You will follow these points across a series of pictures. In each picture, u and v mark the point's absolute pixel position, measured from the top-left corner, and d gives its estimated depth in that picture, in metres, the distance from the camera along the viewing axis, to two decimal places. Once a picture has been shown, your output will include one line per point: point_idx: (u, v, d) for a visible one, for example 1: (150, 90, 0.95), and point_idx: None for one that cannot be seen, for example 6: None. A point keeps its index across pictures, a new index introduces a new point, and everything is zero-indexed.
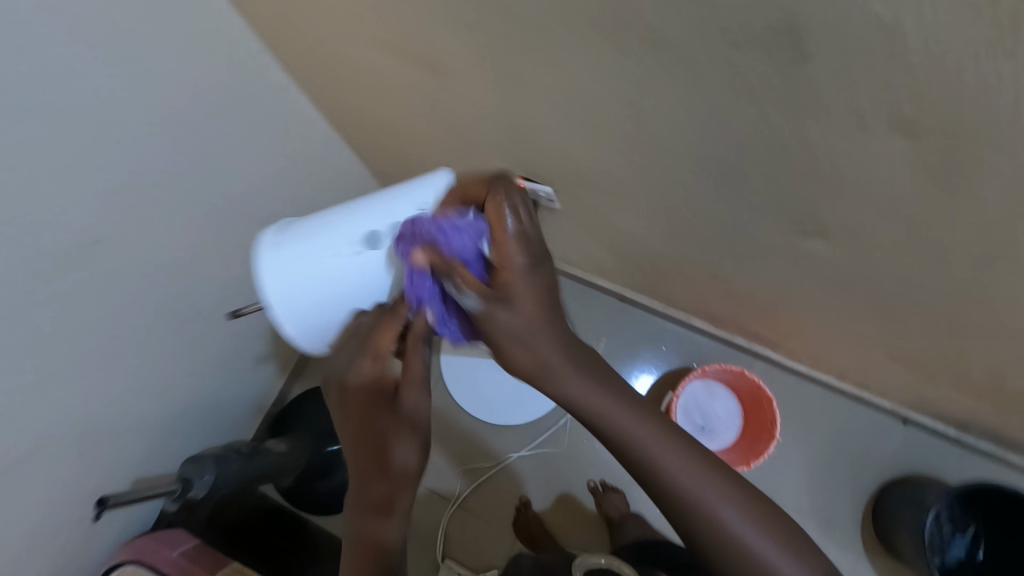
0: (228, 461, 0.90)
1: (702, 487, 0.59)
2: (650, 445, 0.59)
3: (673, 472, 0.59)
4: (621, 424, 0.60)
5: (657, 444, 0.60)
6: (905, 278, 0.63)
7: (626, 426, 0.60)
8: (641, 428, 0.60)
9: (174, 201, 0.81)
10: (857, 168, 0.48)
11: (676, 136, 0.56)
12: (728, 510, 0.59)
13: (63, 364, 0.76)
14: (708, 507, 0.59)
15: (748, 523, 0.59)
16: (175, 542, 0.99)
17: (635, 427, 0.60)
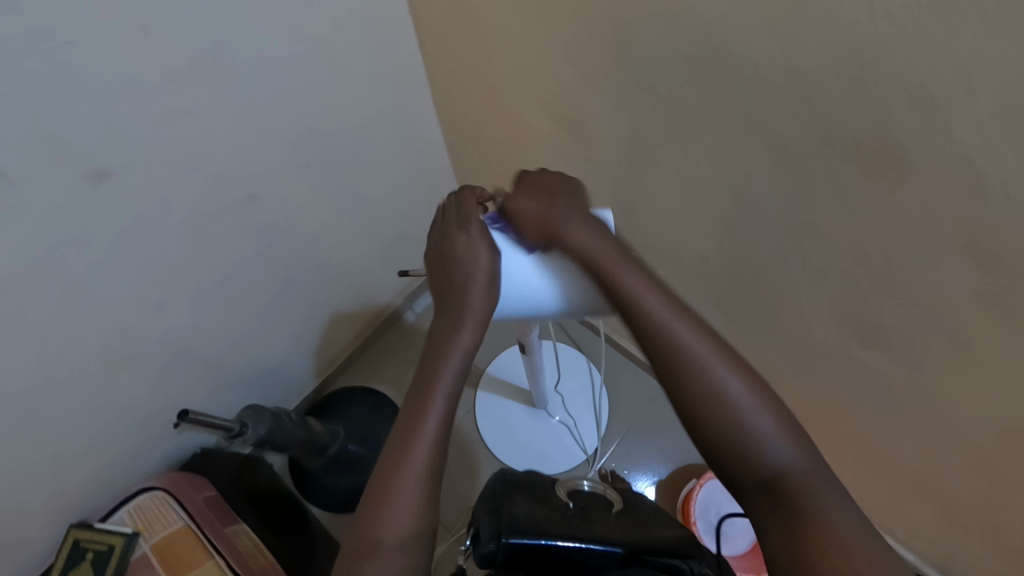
0: (283, 422, 0.95)
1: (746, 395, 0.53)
2: (699, 343, 0.55)
3: (716, 368, 0.54)
4: (668, 318, 0.56)
5: (707, 348, 0.55)
6: (952, 408, 0.67)
7: (667, 323, 0.55)
8: (686, 326, 0.55)
9: (319, 187, 0.95)
10: (926, 287, 0.55)
11: (768, 229, 0.65)
12: (765, 420, 0.52)
13: (190, 294, 0.86)
14: (741, 414, 0.52)
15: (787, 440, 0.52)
16: (199, 488, 1.03)
17: (684, 329, 0.55)
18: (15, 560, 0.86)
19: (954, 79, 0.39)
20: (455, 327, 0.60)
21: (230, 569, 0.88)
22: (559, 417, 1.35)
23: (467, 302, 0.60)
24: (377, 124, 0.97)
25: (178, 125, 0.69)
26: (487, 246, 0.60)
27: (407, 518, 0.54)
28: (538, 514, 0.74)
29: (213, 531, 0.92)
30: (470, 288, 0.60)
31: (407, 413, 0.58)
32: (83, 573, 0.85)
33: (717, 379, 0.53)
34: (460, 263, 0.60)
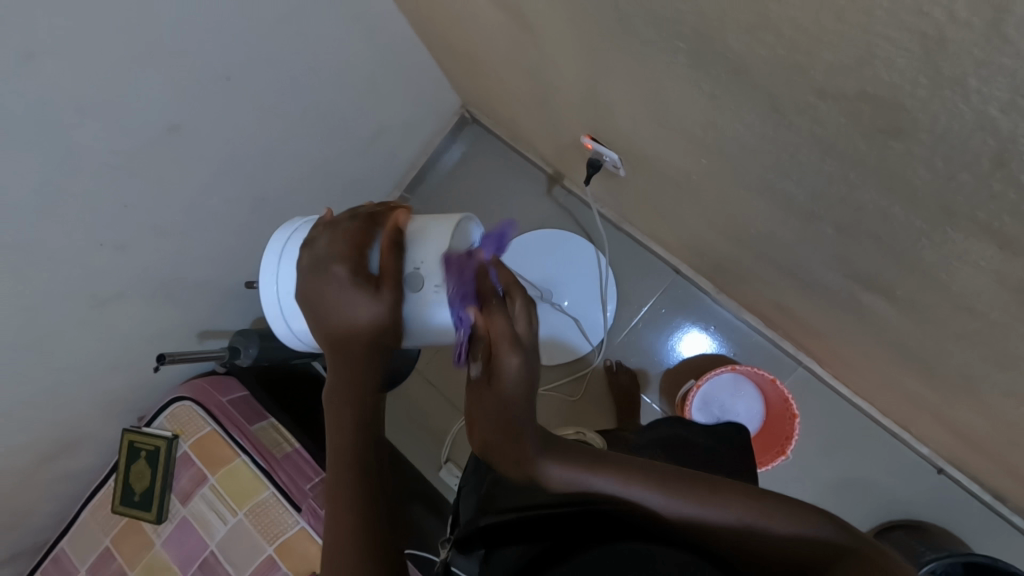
0: (276, 340, 1.01)
1: (693, 509, 0.47)
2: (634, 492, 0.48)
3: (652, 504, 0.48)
4: (623, 485, 0.48)
5: (654, 487, 0.48)
6: (967, 363, 0.56)
7: (631, 491, 0.48)
8: (650, 489, 0.48)
9: (241, 96, 0.88)
10: (937, 257, 0.41)
11: (748, 156, 0.50)
12: (736, 521, 0.46)
13: (151, 231, 0.87)
14: (732, 532, 0.46)
15: (788, 527, 0.45)
16: (229, 390, 1.14)
17: (652, 495, 0.48)
18: (93, 456, 1.05)
19: (977, 15, 0.22)
20: (344, 333, 0.56)
21: (254, 464, 1.03)
22: (569, 303, 1.22)
23: (348, 327, 0.56)
24: (293, 15, 0.86)
25: (40, 70, 0.64)
26: (355, 292, 0.56)
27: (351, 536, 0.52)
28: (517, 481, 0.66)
29: (237, 432, 1.06)
30: (359, 331, 0.56)
31: (340, 427, 0.57)
32: (142, 467, 1.03)
33: (668, 509, 0.47)
34: (338, 311, 0.56)
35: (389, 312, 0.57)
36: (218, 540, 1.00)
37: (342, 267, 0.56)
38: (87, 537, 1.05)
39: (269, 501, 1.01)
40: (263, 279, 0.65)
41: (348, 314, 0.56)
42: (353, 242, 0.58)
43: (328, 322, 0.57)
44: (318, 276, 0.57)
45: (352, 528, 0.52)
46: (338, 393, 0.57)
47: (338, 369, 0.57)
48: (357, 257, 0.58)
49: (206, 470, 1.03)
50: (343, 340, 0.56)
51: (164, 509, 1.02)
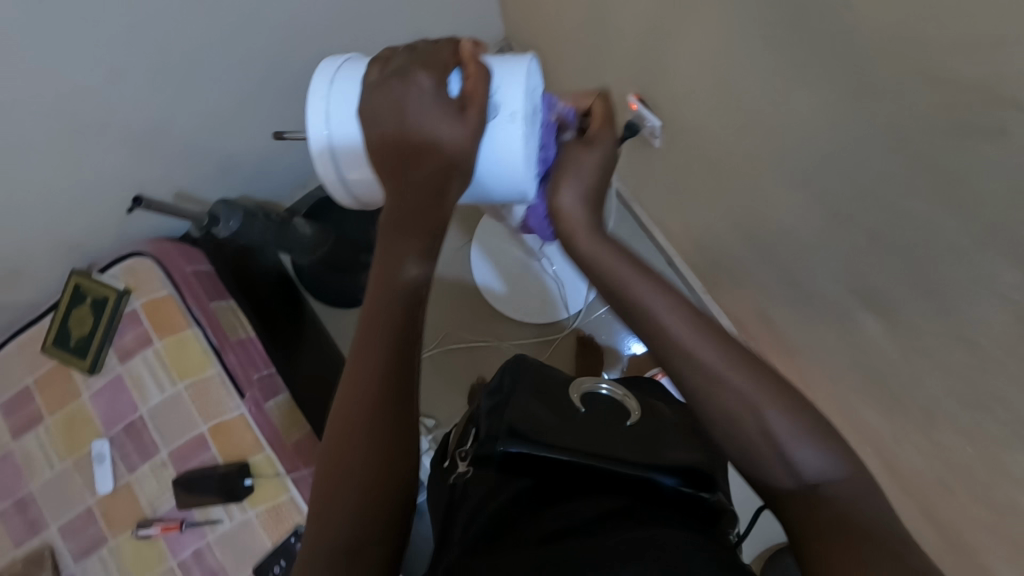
0: (256, 219, 0.97)
1: (786, 425, 0.45)
2: (741, 375, 0.47)
3: (757, 393, 0.46)
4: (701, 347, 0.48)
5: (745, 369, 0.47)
6: (937, 399, 0.58)
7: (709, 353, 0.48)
8: (730, 359, 0.48)
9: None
10: (966, 281, 0.42)
11: (806, 145, 0.49)
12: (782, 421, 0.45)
13: (153, 65, 0.80)
14: (777, 429, 0.45)
15: (821, 450, 0.45)
16: (196, 260, 1.08)
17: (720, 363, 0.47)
18: (34, 291, 0.98)
19: None
20: (400, 279, 0.48)
21: (205, 341, 0.99)
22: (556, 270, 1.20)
23: (415, 163, 0.46)
24: None
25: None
26: (449, 121, 0.45)
27: (347, 451, 0.46)
28: (547, 416, 0.59)
29: (195, 303, 1.01)
30: (426, 175, 0.46)
31: (372, 343, 0.47)
32: (85, 313, 0.97)
33: (739, 378, 0.47)
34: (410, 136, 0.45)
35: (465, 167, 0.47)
36: (150, 406, 0.96)
37: (425, 77, 0.45)
38: (10, 372, 0.99)
39: (213, 382, 0.97)
40: (313, 87, 0.53)
41: (408, 230, 0.48)
42: (439, 56, 0.46)
43: (393, 151, 0.46)
44: (395, 83, 0.46)
45: (363, 463, 0.45)
46: (375, 308, 0.48)
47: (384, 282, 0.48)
48: (439, 73, 0.46)
49: (153, 333, 0.98)
50: (409, 182, 0.46)
51: (100, 362, 0.97)
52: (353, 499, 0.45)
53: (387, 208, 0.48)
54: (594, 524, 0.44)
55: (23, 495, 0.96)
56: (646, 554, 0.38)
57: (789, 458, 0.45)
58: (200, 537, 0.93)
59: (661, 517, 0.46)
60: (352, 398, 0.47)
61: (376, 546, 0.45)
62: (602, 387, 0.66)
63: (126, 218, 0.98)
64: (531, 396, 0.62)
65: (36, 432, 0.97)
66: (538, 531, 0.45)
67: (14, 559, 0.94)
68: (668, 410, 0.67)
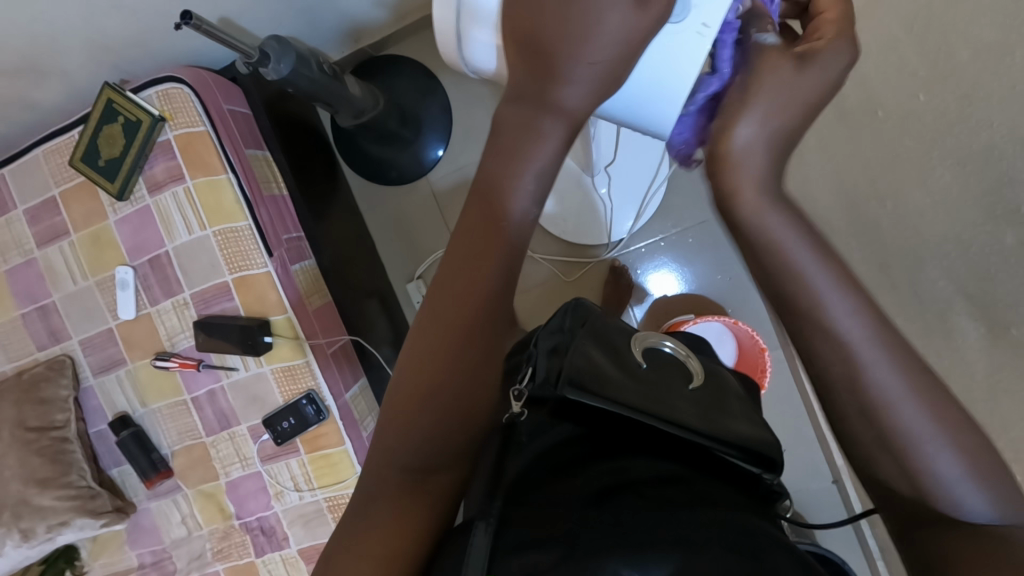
0: (308, 66, 0.88)
1: (930, 430, 0.39)
2: (891, 379, 0.40)
3: (900, 406, 0.40)
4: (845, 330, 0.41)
5: (899, 371, 0.40)
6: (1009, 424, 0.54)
7: (856, 339, 0.40)
8: (878, 349, 0.40)
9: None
10: None
11: None
12: (928, 441, 0.40)
13: None
14: (915, 435, 0.40)
15: (969, 468, 0.39)
16: (233, 99, 1.00)
17: (893, 379, 0.40)
18: (62, 96, 0.90)
19: None
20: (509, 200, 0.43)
21: (238, 190, 0.94)
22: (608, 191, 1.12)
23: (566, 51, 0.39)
24: None
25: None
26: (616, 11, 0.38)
27: (428, 378, 0.42)
28: (608, 367, 0.51)
29: (231, 147, 0.95)
30: (573, 67, 0.40)
31: (471, 267, 0.43)
32: (115, 132, 0.90)
33: (879, 380, 0.40)
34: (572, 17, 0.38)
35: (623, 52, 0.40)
36: (177, 244, 0.93)
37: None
38: (34, 177, 0.95)
39: (243, 233, 0.94)
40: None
41: (536, 118, 0.42)
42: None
43: (536, 37, 0.40)
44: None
45: (448, 393, 0.41)
46: (476, 231, 0.43)
47: (493, 198, 0.43)
48: None
49: (185, 170, 0.92)
50: (551, 60, 0.40)
51: (129, 189, 0.93)
52: (427, 426, 0.41)
53: (512, 98, 0.43)
54: (657, 485, 0.40)
55: (46, 302, 0.97)
56: (716, 539, 0.34)
57: (928, 472, 0.40)
58: (215, 380, 0.95)
59: (737, 500, 0.41)
60: (442, 319, 0.42)
61: (444, 479, 0.42)
62: (666, 344, 0.57)
63: (163, 36, 0.88)
64: (590, 336, 0.57)
65: (60, 245, 0.95)
66: (594, 483, 0.41)
67: (38, 360, 0.97)
68: (728, 375, 0.62)
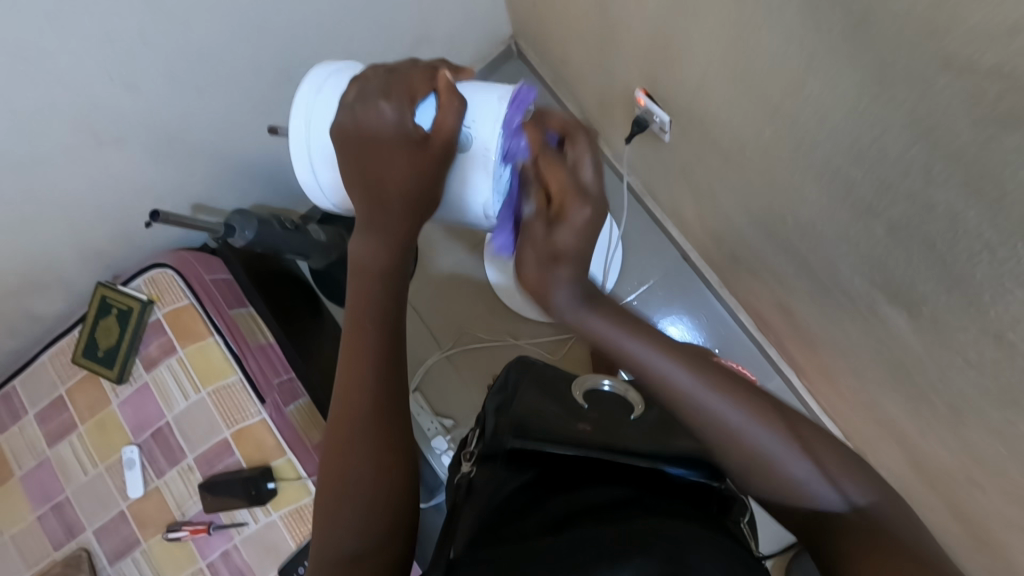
0: (271, 225, 0.99)
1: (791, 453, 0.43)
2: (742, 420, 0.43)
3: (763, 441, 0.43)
4: (700, 388, 0.44)
5: (732, 402, 0.43)
6: (965, 394, 0.55)
7: (717, 406, 0.43)
8: (731, 403, 0.43)
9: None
10: (991, 277, 0.40)
11: (821, 137, 0.47)
12: (806, 466, 0.43)
13: (164, 75, 0.79)
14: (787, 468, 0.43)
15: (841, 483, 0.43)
16: (214, 269, 1.10)
17: (760, 427, 0.43)
18: (62, 303, 1.01)
19: None
20: (382, 272, 0.50)
21: (226, 347, 1.01)
22: None
23: (384, 190, 0.47)
24: None
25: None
26: (407, 158, 0.46)
27: (352, 463, 0.49)
28: (551, 411, 0.61)
29: (215, 312, 1.03)
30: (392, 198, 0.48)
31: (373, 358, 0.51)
32: (111, 324, 1.00)
33: (739, 425, 0.43)
34: (376, 167, 0.47)
35: (426, 179, 0.48)
36: (175, 413, 0.98)
37: (388, 107, 0.45)
38: (43, 381, 1.03)
39: (235, 387, 0.99)
40: (294, 108, 0.54)
41: (381, 235, 0.49)
42: (407, 86, 0.46)
43: (359, 189, 0.48)
44: (357, 112, 0.46)
45: (367, 472, 0.49)
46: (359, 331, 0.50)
47: (365, 309, 0.51)
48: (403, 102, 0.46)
49: (175, 342, 1.00)
50: (373, 196, 0.48)
51: (126, 372, 1.00)
52: (363, 501, 0.48)
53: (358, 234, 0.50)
54: (595, 511, 0.44)
55: (60, 499, 1.00)
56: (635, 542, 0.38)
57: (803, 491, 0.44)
58: (227, 539, 0.95)
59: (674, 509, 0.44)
60: (357, 409, 0.49)
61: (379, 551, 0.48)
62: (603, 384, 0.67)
63: (144, 232, 1.00)
64: (531, 392, 0.66)
65: (69, 439, 1.01)
66: (546, 515, 0.45)
67: (55, 560, 0.98)
68: None
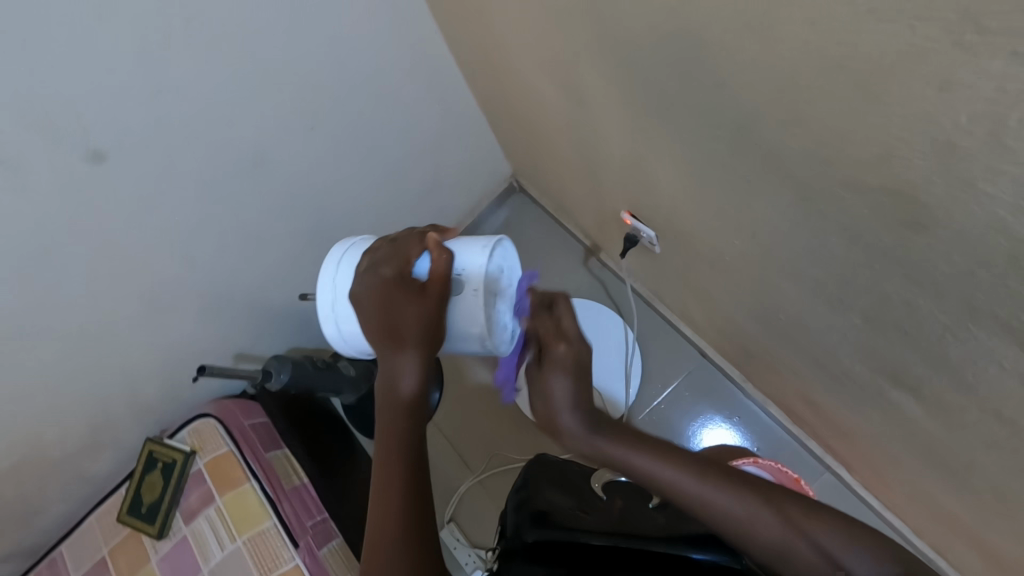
0: (305, 368, 1.07)
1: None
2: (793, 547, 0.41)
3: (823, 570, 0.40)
4: (735, 515, 0.43)
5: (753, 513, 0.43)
6: (1000, 475, 0.53)
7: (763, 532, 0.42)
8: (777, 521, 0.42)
9: (320, 140, 0.95)
10: (965, 356, 0.41)
11: (777, 242, 0.53)
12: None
13: (212, 248, 0.92)
14: None
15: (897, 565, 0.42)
16: (252, 414, 1.16)
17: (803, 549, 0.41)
18: (112, 462, 1.07)
19: (980, 127, 0.25)
20: (398, 397, 0.55)
21: (261, 491, 1.03)
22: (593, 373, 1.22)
23: (394, 328, 0.54)
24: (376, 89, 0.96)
25: (167, 101, 0.74)
26: (409, 302, 0.54)
27: None
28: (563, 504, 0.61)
29: (252, 456, 1.07)
30: (401, 334, 0.54)
31: (394, 483, 0.53)
32: (155, 478, 1.04)
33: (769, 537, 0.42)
34: (383, 313, 0.55)
35: (434, 316, 0.55)
36: (211, 565, 0.98)
37: (386, 272, 0.56)
38: (88, 543, 1.05)
39: (269, 532, 1.00)
40: (320, 282, 0.63)
41: (402, 368, 0.54)
42: (401, 253, 0.57)
43: (373, 331, 0.56)
44: (365, 280, 0.57)
45: None
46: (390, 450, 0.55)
47: (389, 435, 0.55)
48: (401, 264, 0.56)
49: (214, 490, 1.03)
50: (384, 335, 0.55)
51: (167, 526, 1.02)
52: None
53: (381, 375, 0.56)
54: None
55: None
56: None
57: None
58: None
59: None
60: (384, 536, 0.52)
61: None
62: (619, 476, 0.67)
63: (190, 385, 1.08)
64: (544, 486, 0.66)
65: None
66: None
67: None
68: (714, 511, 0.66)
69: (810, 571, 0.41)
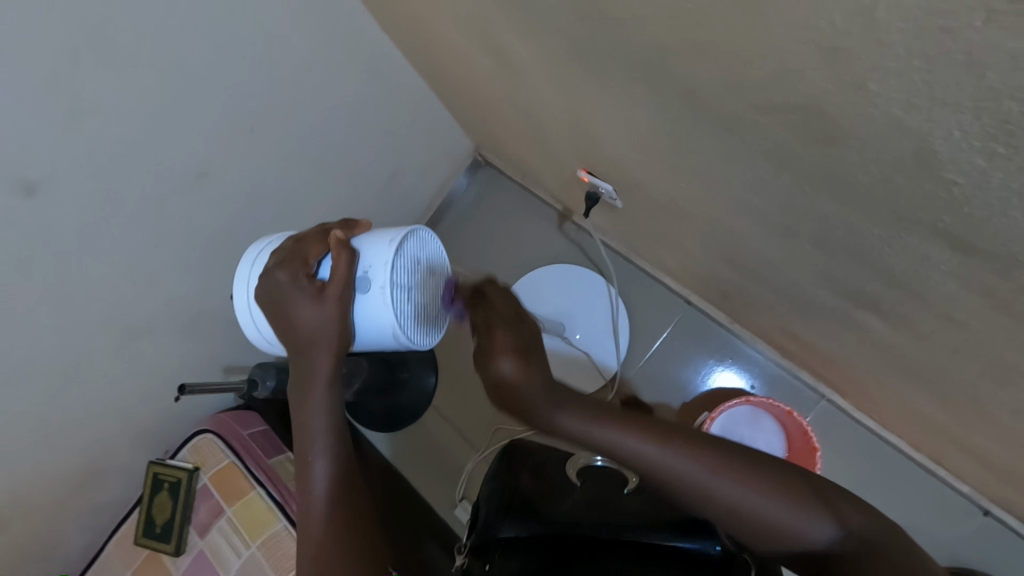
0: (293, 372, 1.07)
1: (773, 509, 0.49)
2: (717, 479, 0.50)
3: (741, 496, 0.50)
4: (673, 457, 0.52)
5: (688, 455, 0.52)
6: (971, 379, 0.52)
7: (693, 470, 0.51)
8: (699, 461, 0.51)
9: (262, 142, 0.93)
10: (908, 265, 0.41)
11: (717, 178, 0.51)
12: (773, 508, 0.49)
13: (174, 266, 0.91)
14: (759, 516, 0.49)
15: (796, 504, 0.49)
16: (250, 424, 1.17)
17: (730, 487, 0.50)
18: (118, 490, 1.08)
19: (854, 22, 0.24)
20: (314, 409, 0.61)
21: (269, 496, 1.05)
22: (581, 336, 1.22)
23: (303, 331, 0.58)
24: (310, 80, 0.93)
25: (89, 123, 0.72)
26: (309, 305, 0.57)
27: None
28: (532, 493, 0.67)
29: (255, 465, 1.08)
30: (311, 337, 0.58)
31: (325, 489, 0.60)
32: (164, 498, 1.06)
33: (707, 481, 0.50)
34: (289, 316, 0.58)
35: (335, 316, 0.58)
36: (230, 574, 1.00)
37: (282, 275, 0.58)
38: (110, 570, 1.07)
39: (281, 534, 1.01)
40: (236, 287, 0.65)
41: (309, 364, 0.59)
42: (301, 253, 0.59)
43: (284, 334, 0.60)
44: (265, 283, 0.60)
45: None
46: (309, 435, 0.61)
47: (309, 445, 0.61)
48: (298, 268, 0.58)
49: (223, 502, 1.05)
50: (294, 338, 0.59)
51: (183, 543, 1.04)
52: None
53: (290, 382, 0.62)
54: None
55: None
56: None
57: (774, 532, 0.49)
58: None
59: None
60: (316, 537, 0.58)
61: None
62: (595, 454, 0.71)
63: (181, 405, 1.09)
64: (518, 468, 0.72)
65: None
66: None
67: None
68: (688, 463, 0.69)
69: (731, 503, 0.50)
